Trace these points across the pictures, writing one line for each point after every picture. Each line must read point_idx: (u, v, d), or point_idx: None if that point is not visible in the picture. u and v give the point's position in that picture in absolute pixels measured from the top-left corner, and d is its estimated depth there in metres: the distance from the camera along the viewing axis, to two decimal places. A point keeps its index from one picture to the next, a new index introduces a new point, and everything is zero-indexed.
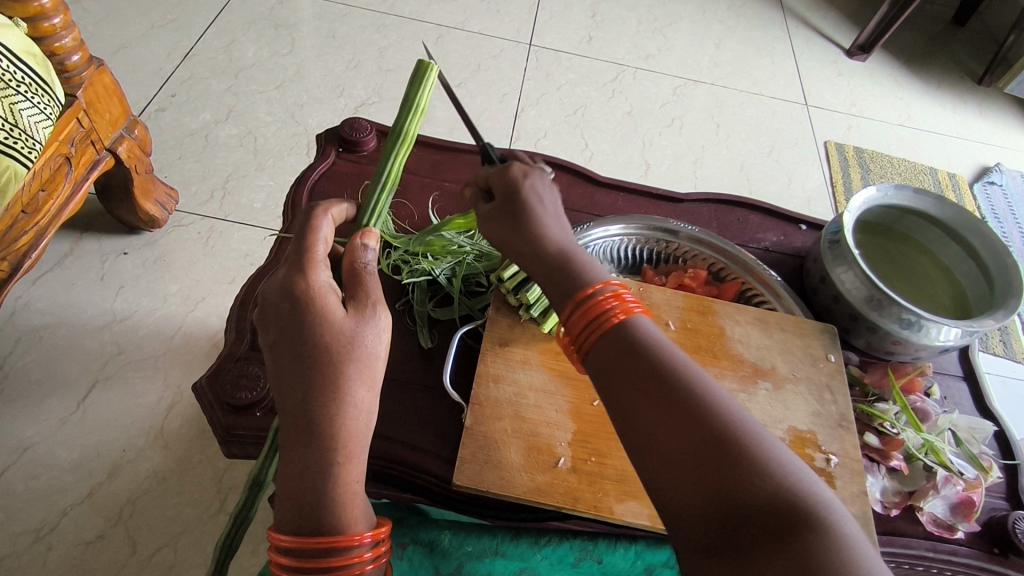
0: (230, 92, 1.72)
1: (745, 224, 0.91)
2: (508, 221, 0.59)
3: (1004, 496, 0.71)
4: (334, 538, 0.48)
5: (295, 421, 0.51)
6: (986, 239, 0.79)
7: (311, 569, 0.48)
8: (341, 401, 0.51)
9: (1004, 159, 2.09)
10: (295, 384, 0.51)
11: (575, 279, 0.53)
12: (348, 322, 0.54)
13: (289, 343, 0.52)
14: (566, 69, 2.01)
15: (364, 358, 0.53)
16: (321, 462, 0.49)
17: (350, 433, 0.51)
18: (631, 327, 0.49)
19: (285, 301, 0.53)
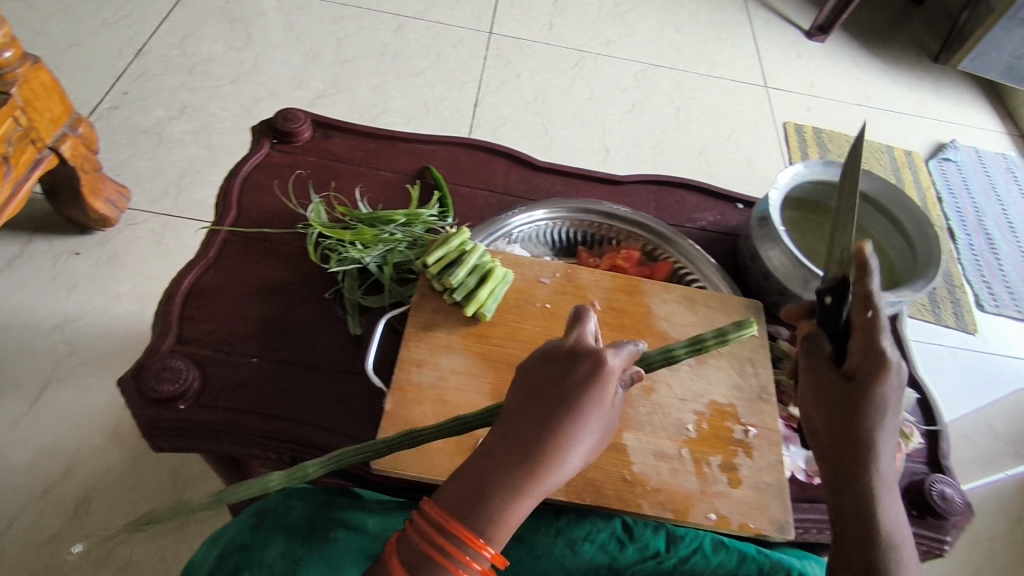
0: (184, 87, 1.70)
1: (684, 205, 0.92)
2: (846, 414, 0.55)
3: (925, 461, 0.73)
4: (469, 534, 0.46)
5: (513, 444, 0.48)
6: (911, 214, 0.80)
7: (433, 542, 0.46)
8: (554, 457, 0.48)
9: (959, 135, 2.13)
10: (531, 423, 0.49)
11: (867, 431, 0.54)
12: (593, 411, 0.49)
13: (557, 386, 0.50)
14: (527, 56, 2.01)
15: (584, 445, 0.49)
16: (502, 478, 0.47)
17: (547, 479, 0.48)
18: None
19: (577, 364, 0.51)
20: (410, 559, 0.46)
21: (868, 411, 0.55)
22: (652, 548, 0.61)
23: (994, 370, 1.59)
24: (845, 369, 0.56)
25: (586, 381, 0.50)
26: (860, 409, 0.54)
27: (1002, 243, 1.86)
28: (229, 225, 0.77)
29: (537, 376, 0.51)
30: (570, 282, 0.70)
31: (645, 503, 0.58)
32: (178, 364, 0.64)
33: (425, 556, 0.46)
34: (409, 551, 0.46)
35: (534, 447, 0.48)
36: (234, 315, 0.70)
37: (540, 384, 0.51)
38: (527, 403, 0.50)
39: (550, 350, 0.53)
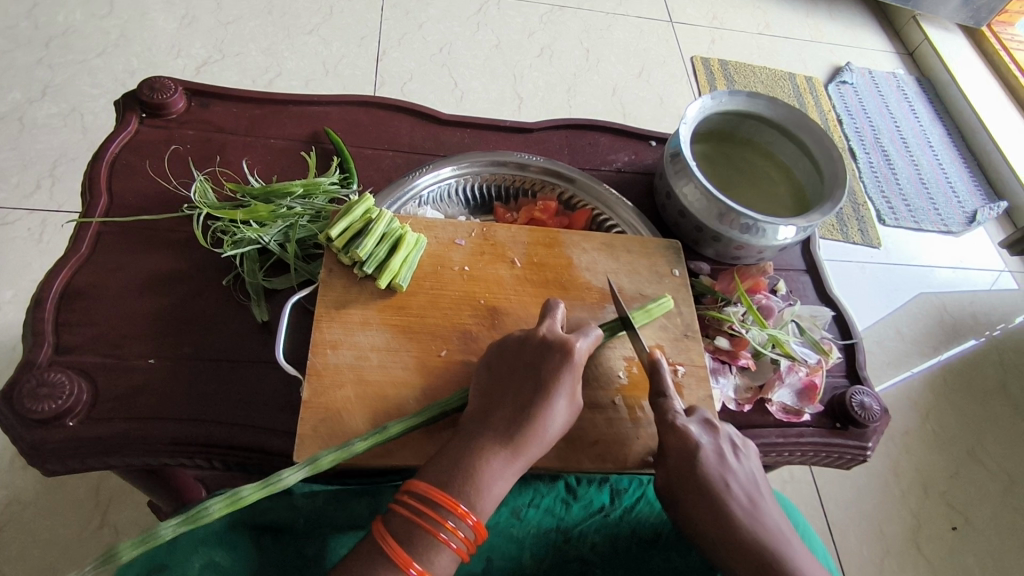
0: (42, 64, 1.51)
1: (597, 146, 0.89)
2: (698, 500, 0.54)
3: (844, 375, 0.77)
4: (450, 502, 0.48)
5: (495, 428, 0.51)
6: (814, 135, 0.81)
7: (418, 510, 0.47)
8: (532, 431, 0.51)
9: (853, 58, 2.21)
10: (508, 406, 0.52)
11: (706, 484, 0.54)
12: (564, 401, 0.53)
13: (524, 376, 0.54)
14: (427, 5, 1.90)
15: (556, 426, 0.53)
16: (484, 455, 0.50)
17: (529, 454, 0.51)
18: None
19: (544, 354, 0.54)
20: (396, 529, 0.47)
21: (707, 490, 0.54)
22: (596, 503, 0.66)
23: (898, 279, 1.70)
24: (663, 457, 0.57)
25: (556, 369, 0.53)
26: (699, 486, 0.54)
27: (898, 158, 1.96)
28: (101, 216, 0.68)
29: (504, 372, 0.55)
30: (487, 241, 0.67)
31: (583, 456, 0.57)
32: (58, 378, 0.57)
33: (409, 525, 0.47)
34: (395, 523, 0.47)
35: (512, 430, 0.51)
36: (120, 315, 0.63)
37: (507, 380, 0.54)
38: (496, 398, 0.53)
39: (517, 340, 0.56)
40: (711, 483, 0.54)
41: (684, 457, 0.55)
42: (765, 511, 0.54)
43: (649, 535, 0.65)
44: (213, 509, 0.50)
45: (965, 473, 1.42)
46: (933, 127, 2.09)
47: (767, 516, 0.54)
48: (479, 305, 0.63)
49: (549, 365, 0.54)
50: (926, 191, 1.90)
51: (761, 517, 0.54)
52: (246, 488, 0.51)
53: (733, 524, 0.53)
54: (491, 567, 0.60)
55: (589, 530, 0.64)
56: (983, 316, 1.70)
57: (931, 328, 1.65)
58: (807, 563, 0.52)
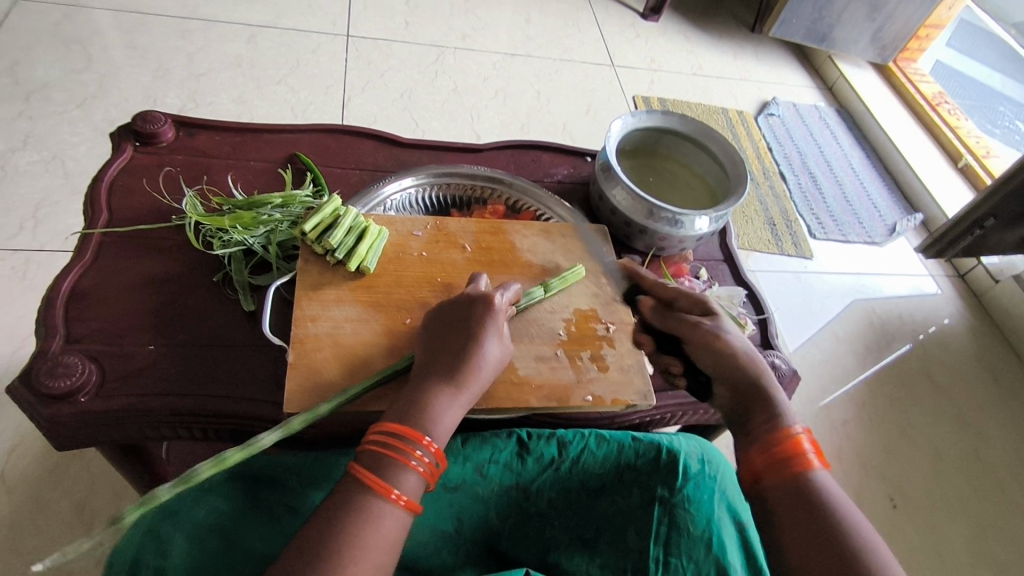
0: (22, 116, 1.60)
1: (539, 162, 1.02)
2: (709, 355, 0.70)
3: (758, 343, 0.89)
4: (413, 433, 0.57)
5: (439, 374, 0.61)
6: (720, 144, 0.96)
7: (386, 442, 0.56)
8: (472, 368, 0.61)
9: (778, 93, 2.44)
10: (446, 352, 0.62)
11: (717, 344, 0.70)
12: (493, 341, 0.64)
13: (459, 328, 0.64)
14: (388, 56, 2.06)
15: (491, 362, 0.63)
16: (430, 395, 0.59)
17: (470, 390, 0.61)
18: (809, 476, 0.60)
19: (471, 308, 0.65)
20: (368, 462, 0.55)
21: (716, 351, 0.69)
22: (546, 456, 0.73)
23: (829, 286, 1.87)
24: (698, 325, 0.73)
25: (482, 318, 0.64)
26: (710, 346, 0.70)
27: (823, 179, 2.16)
28: (102, 227, 0.78)
29: (440, 329, 0.65)
30: (440, 231, 0.79)
31: (531, 397, 0.68)
32: (72, 360, 0.65)
33: (379, 457, 0.56)
34: (367, 458, 0.56)
35: (452, 372, 0.61)
36: (123, 309, 0.72)
37: (444, 335, 0.64)
38: (435, 352, 0.63)
39: (447, 305, 0.67)
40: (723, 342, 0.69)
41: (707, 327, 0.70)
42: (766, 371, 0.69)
43: (596, 484, 0.75)
44: (202, 470, 0.57)
45: (900, 455, 1.55)
46: (854, 151, 2.31)
47: (765, 374, 0.68)
48: (437, 282, 0.74)
49: (476, 316, 0.64)
50: (850, 207, 2.10)
51: (762, 373, 0.68)
52: (229, 451, 0.58)
53: (739, 377, 0.68)
54: (462, 527, 0.72)
55: (544, 483, 0.73)
56: (909, 317, 1.87)
57: (863, 329, 1.80)
58: (787, 409, 0.66)
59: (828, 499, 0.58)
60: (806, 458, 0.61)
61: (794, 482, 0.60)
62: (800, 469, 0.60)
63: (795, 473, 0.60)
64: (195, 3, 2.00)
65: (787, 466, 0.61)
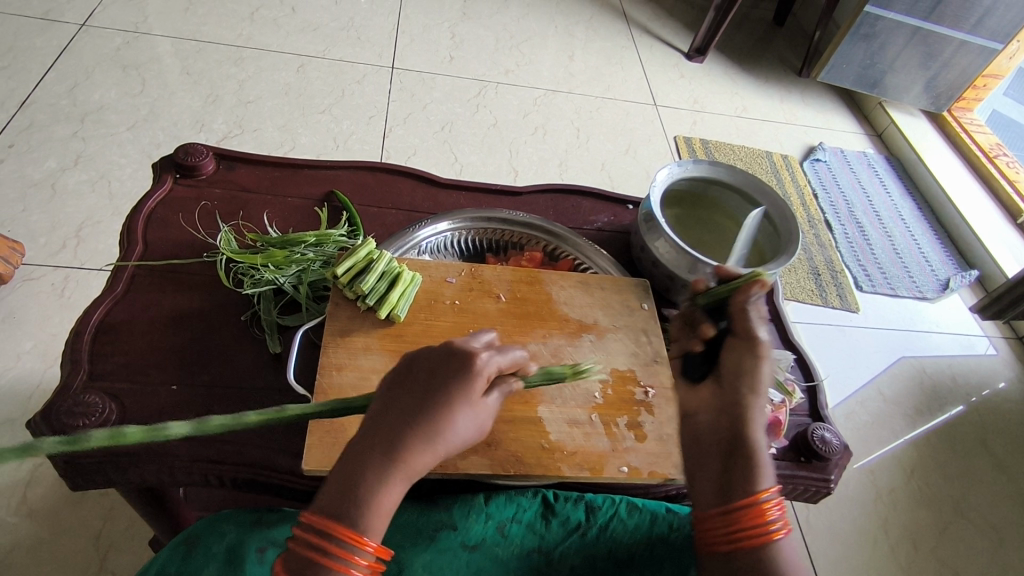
0: (77, 136, 1.65)
1: (580, 208, 0.99)
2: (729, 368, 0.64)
3: (807, 413, 0.83)
4: (350, 534, 0.49)
5: (381, 450, 0.52)
6: (771, 199, 0.92)
7: (316, 545, 0.49)
8: (423, 444, 0.52)
9: (825, 138, 2.39)
10: (397, 418, 0.53)
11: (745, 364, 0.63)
12: (457, 410, 0.53)
13: (427, 390, 0.53)
14: (431, 89, 2.08)
15: (449, 430, 0.53)
16: (367, 473, 0.51)
17: (415, 468, 0.52)
18: (770, 544, 0.56)
19: (447, 366, 0.54)
20: (296, 567, 0.49)
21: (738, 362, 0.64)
22: (574, 520, 0.67)
23: (877, 342, 1.78)
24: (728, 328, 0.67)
25: (458, 382, 0.54)
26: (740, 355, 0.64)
27: (872, 229, 2.08)
28: (136, 260, 0.77)
29: (408, 386, 0.54)
30: (475, 279, 0.76)
31: (563, 466, 0.63)
32: (93, 399, 0.63)
33: (308, 561, 0.49)
34: (295, 560, 0.49)
35: (396, 447, 0.52)
36: (149, 345, 0.70)
37: (402, 393, 0.54)
38: (385, 415, 0.53)
39: (422, 356, 0.57)
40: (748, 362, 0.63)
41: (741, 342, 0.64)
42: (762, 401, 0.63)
43: (624, 556, 0.66)
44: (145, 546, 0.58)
45: (951, 531, 1.44)
46: (904, 202, 2.23)
47: (755, 403, 0.62)
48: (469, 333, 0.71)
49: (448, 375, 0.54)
50: (900, 261, 2.01)
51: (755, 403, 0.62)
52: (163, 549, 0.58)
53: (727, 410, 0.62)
54: None
55: (568, 550, 0.66)
56: (963, 379, 1.76)
57: (913, 391, 1.70)
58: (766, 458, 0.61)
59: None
60: (770, 524, 0.56)
61: (746, 547, 0.56)
62: (763, 537, 0.56)
63: (756, 536, 0.56)
64: (249, 32, 2.06)
65: (748, 527, 0.56)
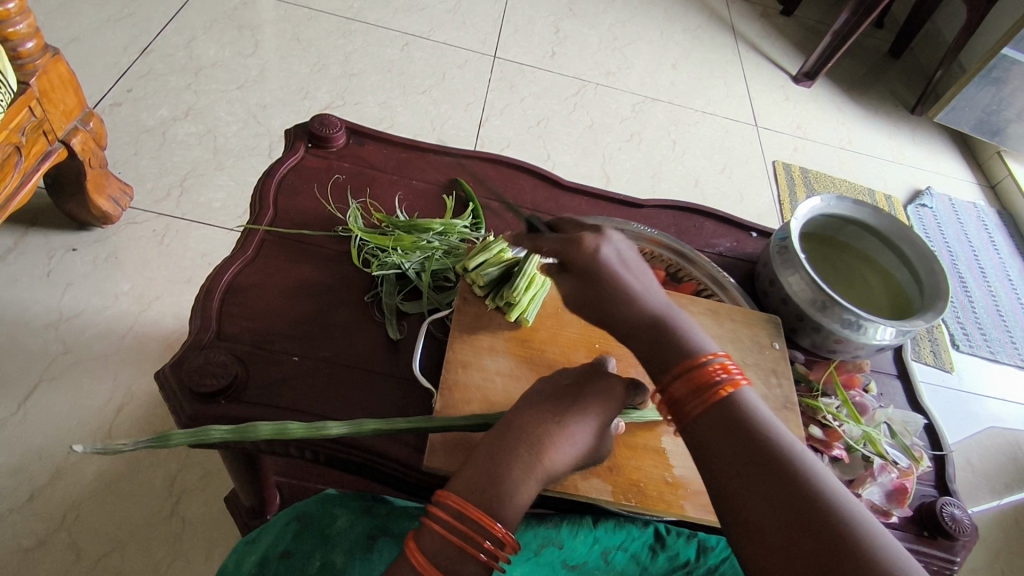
0: (189, 89, 1.69)
1: (701, 230, 0.95)
2: (595, 295, 0.58)
3: (933, 484, 0.77)
4: (489, 521, 0.48)
5: (529, 444, 0.52)
6: (917, 250, 0.86)
7: (454, 527, 0.47)
8: (566, 444, 0.53)
9: (933, 182, 2.25)
10: (542, 417, 0.53)
11: (606, 284, 0.58)
12: (599, 421, 0.55)
13: (569, 396, 0.55)
14: (530, 82, 2.05)
15: (584, 437, 0.54)
16: (513, 461, 0.50)
17: (552, 468, 0.52)
18: (731, 399, 0.52)
19: (590, 379, 0.57)
20: (430, 548, 0.47)
21: (603, 287, 0.58)
22: (681, 557, 0.63)
23: (969, 407, 1.66)
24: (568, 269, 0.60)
25: (599, 395, 0.56)
26: (594, 281, 0.58)
27: (975, 286, 1.95)
28: (266, 225, 0.77)
29: (548, 390, 0.56)
30: None
31: (686, 504, 0.60)
32: (221, 359, 0.63)
33: (444, 544, 0.47)
34: (428, 539, 0.47)
35: (543, 441, 0.52)
36: (273, 311, 0.70)
37: (549, 395, 0.55)
38: (529, 411, 0.54)
39: (565, 370, 0.58)
40: (614, 284, 0.58)
41: (596, 278, 0.58)
42: (636, 284, 0.58)
43: None
44: (260, 430, 0.58)
45: None
46: (1013, 261, 2.08)
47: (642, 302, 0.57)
48: (594, 347, 0.68)
49: (594, 388, 0.56)
50: (1003, 324, 1.88)
51: (631, 288, 0.58)
52: (292, 425, 0.59)
53: (608, 309, 0.58)
54: None
55: None
56: None
57: (1003, 464, 1.60)
58: (692, 332, 0.57)
59: (755, 418, 0.51)
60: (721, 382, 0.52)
61: (714, 413, 0.51)
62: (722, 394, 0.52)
63: (714, 400, 0.52)
64: (360, 6, 2.07)
65: (707, 395, 0.52)
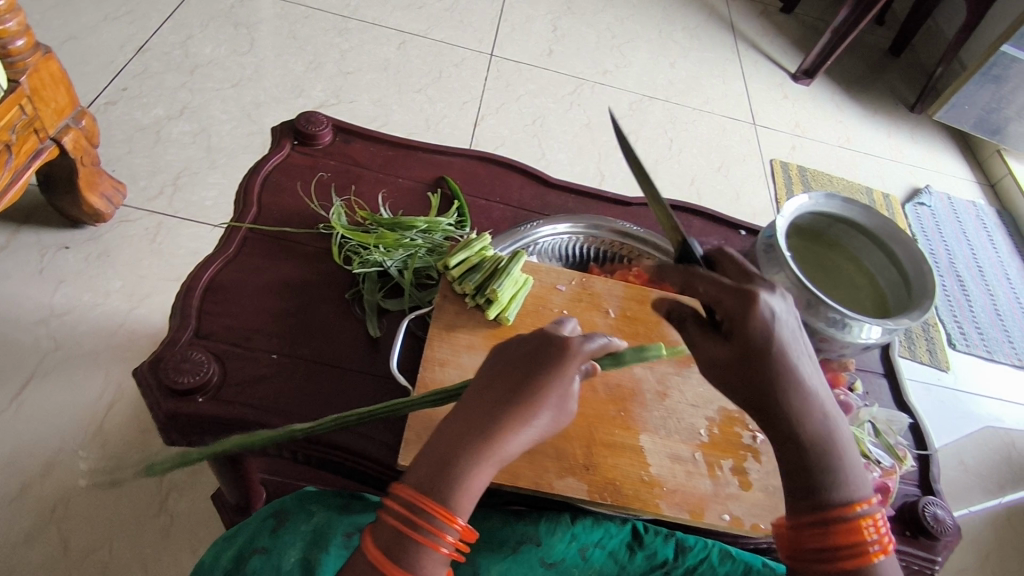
0: (185, 87, 1.69)
1: (689, 228, 0.95)
2: (763, 383, 0.51)
3: (916, 483, 0.77)
4: (442, 512, 0.45)
5: (476, 427, 0.48)
6: (906, 249, 0.85)
7: (407, 520, 0.45)
8: (517, 423, 0.48)
9: (932, 181, 2.24)
10: (493, 396, 0.49)
11: (783, 384, 0.51)
12: (557, 394, 0.49)
13: (521, 370, 0.49)
14: (526, 80, 2.05)
15: (539, 415, 0.49)
16: (463, 448, 0.47)
17: (507, 449, 0.48)
18: (868, 567, 0.51)
19: (543, 346, 0.50)
20: (385, 543, 0.45)
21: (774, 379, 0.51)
22: (660, 556, 0.63)
23: (965, 406, 1.66)
24: (727, 331, 0.52)
25: (553, 365, 0.50)
26: (772, 373, 0.51)
27: (973, 285, 1.94)
28: (249, 223, 0.77)
29: (500, 364, 0.51)
30: (585, 290, 0.73)
31: (662, 503, 0.60)
32: (199, 357, 0.63)
33: (398, 537, 0.45)
34: (383, 534, 0.46)
35: (492, 423, 0.47)
36: (254, 309, 0.70)
37: (500, 370, 0.50)
38: (480, 392, 0.50)
39: (520, 338, 0.52)
40: (791, 384, 0.51)
41: (768, 365, 0.51)
42: (804, 370, 0.52)
43: None
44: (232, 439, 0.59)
45: None
46: (1012, 260, 2.07)
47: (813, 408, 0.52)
48: None
49: (548, 358, 0.50)
50: (1000, 323, 1.87)
51: (799, 376, 0.52)
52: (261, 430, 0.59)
53: (771, 394, 0.52)
54: None
55: None
56: None
57: (997, 465, 1.60)
58: (851, 462, 0.53)
59: None
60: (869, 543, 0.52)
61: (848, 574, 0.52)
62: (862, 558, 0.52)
63: (853, 562, 0.52)
64: (356, 4, 2.07)
65: (848, 555, 0.51)
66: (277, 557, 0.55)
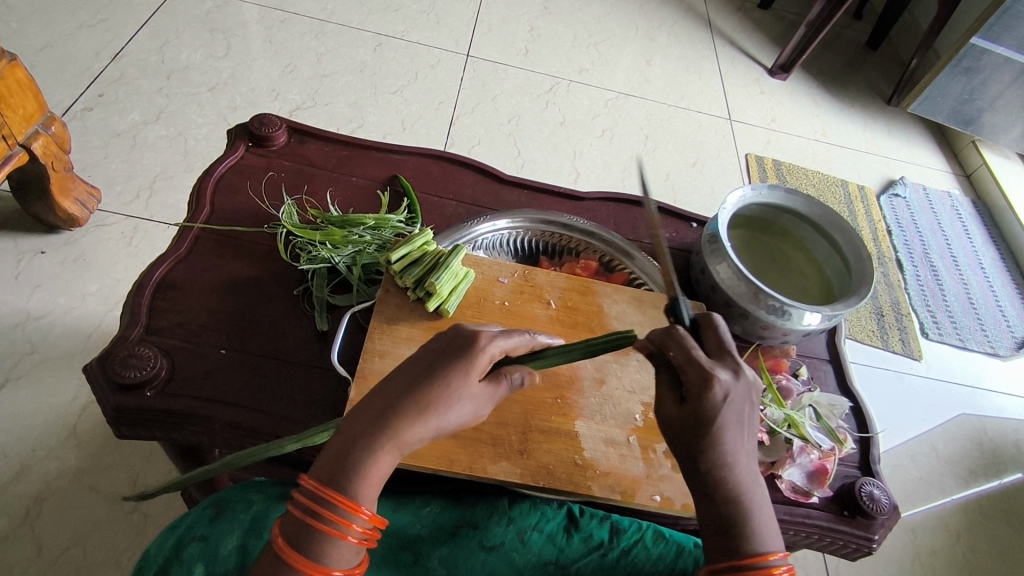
0: (161, 93, 1.71)
1: (641, 221, 0.97)
2: (699, 445, 0.53)
3: (857, 465, 0.79)
4: (346, 503, 0.48)
5: (378, 419, 0.50)
6: (847, 236, 0.87)
7: (313, 511, 0.48)
8: (420, 415, 0.50)
9: (908, 173, 2.26)
10: (397, 391, 0.51)
11: (713, 443, 0.52)
12: (460, 388, 0.51)
13: (425, 367, 0.52)
14: (502, 80, 2.07)
15: (442, 411, 0.51)
16: (366, 442, 0.49)
17: (410, 441, 0.50)
18: None
19: (447, 343, 0.53)
20: (292, 533, 0.48)
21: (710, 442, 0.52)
22: (596, 538, 0.65)
23: (938, 394, 1.67)
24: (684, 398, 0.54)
25: (456, 361, 0.52)
26: (707, 437, 0.52)
27: (946, 275, 1.96)
28: (201, 223, 0.79)
29: (411, 360, 0.53)
30: (527, 282, 0.75)
31: (593, 485, 0.62)
32: (146, 352, 0.65)
33: (304, 527, 0.48)
34: (290, 524, 0.48)
35: (393, 416, 0.49)
36: (203, 306, 0.72)
37: (410, 365, 0.52)
38: (387, 385, 0.52)
39: (432, 336, 0.55)
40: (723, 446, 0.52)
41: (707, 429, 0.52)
42: (736, 440, 0.53)
43: None
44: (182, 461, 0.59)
45: None
46: (986, 249, 2.09)
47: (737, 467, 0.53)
48: None
49: (452, 354, 0.52)
50: (974, 312, 1.89)
51: (732, 444, 0.53)
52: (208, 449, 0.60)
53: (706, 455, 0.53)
54: None
55: (586, 568, 0.63)
56: None
57: (968, 451, 1.62)
58: (760, 514, 0.53)
59: None
60: None
61: None
62: None
63: None
64: (333, 8, 2.09)
65: None
66: (215, 543, 0.57)
